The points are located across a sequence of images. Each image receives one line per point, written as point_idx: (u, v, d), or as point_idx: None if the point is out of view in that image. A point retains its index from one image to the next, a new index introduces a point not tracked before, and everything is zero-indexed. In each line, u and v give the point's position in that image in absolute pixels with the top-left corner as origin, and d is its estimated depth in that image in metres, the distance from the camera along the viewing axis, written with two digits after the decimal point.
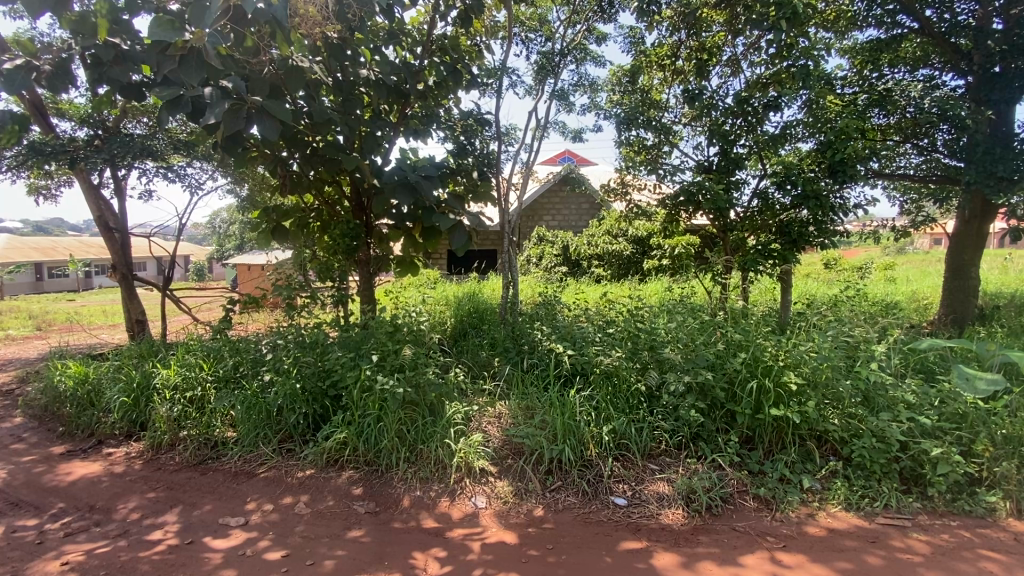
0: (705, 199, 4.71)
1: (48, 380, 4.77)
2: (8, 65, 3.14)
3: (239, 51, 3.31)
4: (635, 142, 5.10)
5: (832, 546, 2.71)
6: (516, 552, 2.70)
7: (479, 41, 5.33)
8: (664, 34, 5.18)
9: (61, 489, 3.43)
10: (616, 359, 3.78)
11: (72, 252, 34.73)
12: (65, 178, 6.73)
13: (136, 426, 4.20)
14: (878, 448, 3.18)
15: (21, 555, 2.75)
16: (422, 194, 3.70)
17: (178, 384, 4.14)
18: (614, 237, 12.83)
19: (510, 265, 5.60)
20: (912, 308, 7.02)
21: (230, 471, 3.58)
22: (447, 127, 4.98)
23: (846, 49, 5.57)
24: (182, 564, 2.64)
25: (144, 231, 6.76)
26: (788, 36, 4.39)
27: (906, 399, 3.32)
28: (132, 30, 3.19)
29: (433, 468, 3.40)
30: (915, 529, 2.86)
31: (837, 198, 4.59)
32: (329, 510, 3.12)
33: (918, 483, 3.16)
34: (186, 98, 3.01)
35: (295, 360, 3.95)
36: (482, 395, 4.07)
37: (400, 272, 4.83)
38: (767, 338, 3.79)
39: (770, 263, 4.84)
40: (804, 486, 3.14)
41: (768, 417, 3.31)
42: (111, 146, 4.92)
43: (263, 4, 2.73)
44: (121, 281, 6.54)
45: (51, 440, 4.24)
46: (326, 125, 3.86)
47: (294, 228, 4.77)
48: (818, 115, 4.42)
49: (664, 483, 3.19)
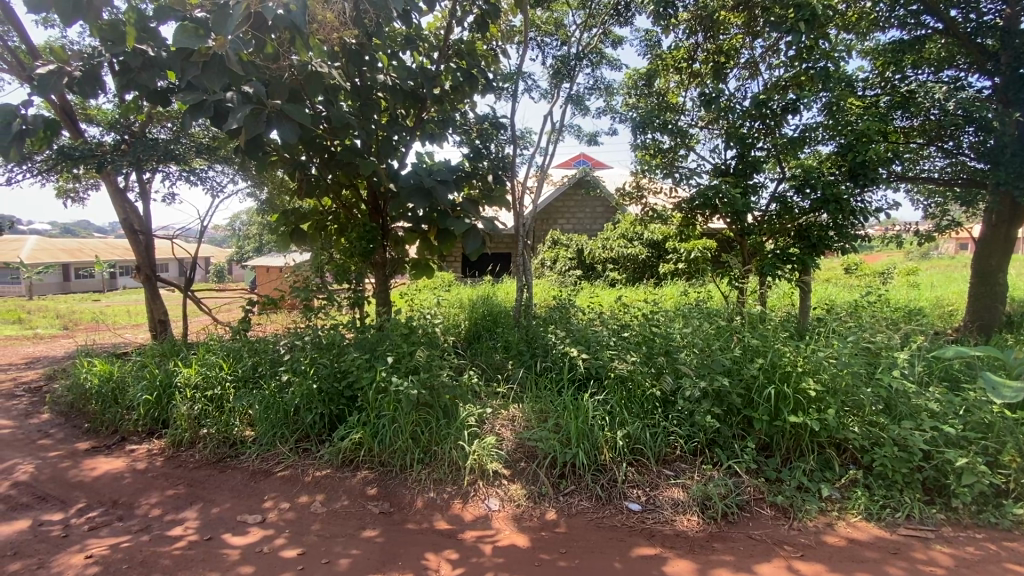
0: (722, 202, 4.67)
1: (75, 378, 4.92)
2: (41, 69, 3.26)
3: (260, 58, 3.39)
4: (651, 145, 5.13)
5: (852, 557, 2.65)
6: (529, 556, 2.69)
7: (495, 45, 5.29)
8: (681, 37, 5.16)
9: (86, 484, 3.52)
10: (631, 364, 3.76)
11: (100, 254, 35.88)
12: (93, 182, 6.96)
13: (157, 424, 4.29)
14: (901, 457, 3.10)
15: (47, 548, 2.83)
16: (437, 198, 3.73)
17: (198, 383, 4.22)
18: (630, 241, 12.87)
19: (525, 268, 5.63)
20: (936, 314, 6.84)
21: (247, 470, 3.62)
22: (463, 132, 5.01)
23: (868, 49, 5.46)
24: (202, 559, 2.69)
25: (168, 233, 6.90)
26: (807, 39, 4.36)
27: (930, 407, 3.22)
28: (159, 38, 3.30)
29: (447, 469, 3.41)
30: (939, 541, 2.79)
31: (858, 201, 4.50)
32: (344, 509, 3.16)
33: (942, 494, 3.08)
34: (209, 103, 3.08)
35: (312, 360, 3.99)
36: (496, 398, 4.05)
37: (415, 275, 4.89)
38: (785, 344, 3.74)
39: (789, 268, 4.74)
40: (823, 495, 3.08)
41: (786, 423, 3.27)
42: (136, 150, 5.05)
43: (282, 11, 2.86)
44: (144, 282, 6.68)
45: (76, 436, 4.36)
46: (344, 129, 3.94)
47: (312, 231, 4.94)
48: (838, 118, 4.33)
49: (678, 490, 3.16)
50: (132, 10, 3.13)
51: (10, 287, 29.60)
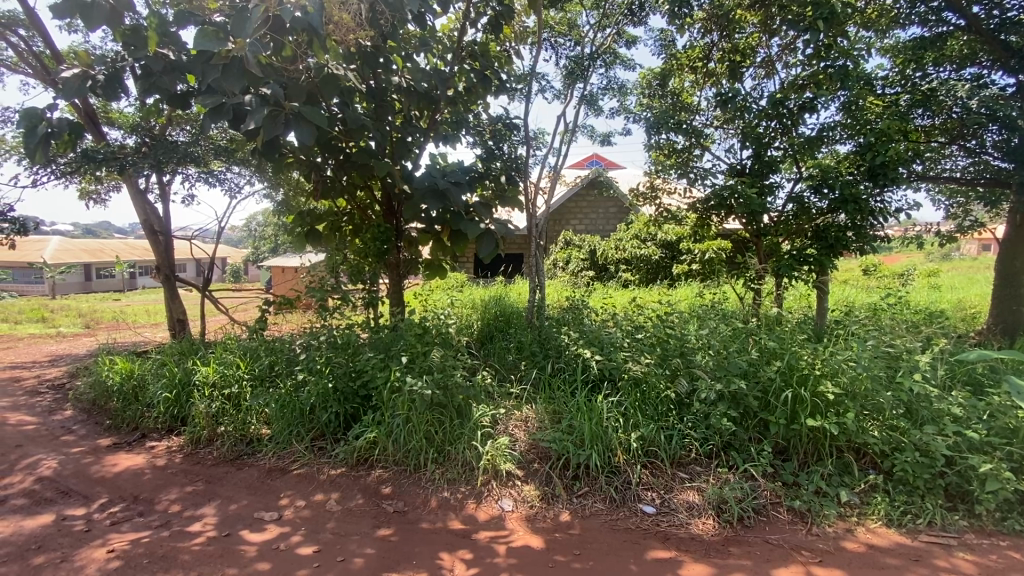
0: (738, 203, 4.62)
1: (98, 375, 5.03)
2: (65, 73, 3.32)
3: (278, 60, 3.43)
4: (665, 145, 5.11)
5: (872, 563, 2.60)
6: (543, 557, 2.68)
7: (509, 46, 5.26)
8: (696, 36, 5.15)
9: (107, 480, 3.60)
10: (645, 366, 3.72)
11: (120, 254, 36.66)
12: (115, 183, 7.11)
13: (176, 422, 4.37)
14: (923, 463, 3.03)
15: (70, 542, 2.90)
16: (450, 200, 3.74)
17: (216, 381, 4.29)
18: (643, 241, 12.82)
19: (538, 269, 5.63)
20: (958, 317, 6.69)
21: (264, 468, 3.67)
22: (476, 133, 5.03)
23: (887, 48, 5.40)
24: (221, 555, 2.73)
25: (186, 233, 7.01)
26: (825, 37, 4.29)
27: (954, 412, 3.15)
28: (179, 42, 3.37)
29: (460, 469, 3.43)
30: (962, 548, 2.73)
31: (877, 202, 4.42)
32: (359, 507, 3.18)
33: (965, 501, 3.01)
34: (227, 106, 3.12)
35: (327, 360, 4.03)
36: (510, 399, 4.04)
37: (429, 276, 4.92)
38: (803, 346, 3.69)
39: (806, 270, 4.66)
40: (841, 500, 3.03)
41: (804, 427, 3.22)
42: (157, 152, 5.14)
43: (300, 13, 2.91)
44: (164, 281, 6.80)
45: (98, 433, 4.45)
46: (360, 131, 3.99)
47: (327, 232, 5.00)
48: (856, 117, 4.32)
49: (694, 493, 3.13)
50: (154, 16, 3.19)
51: (34, 286, 30.31)
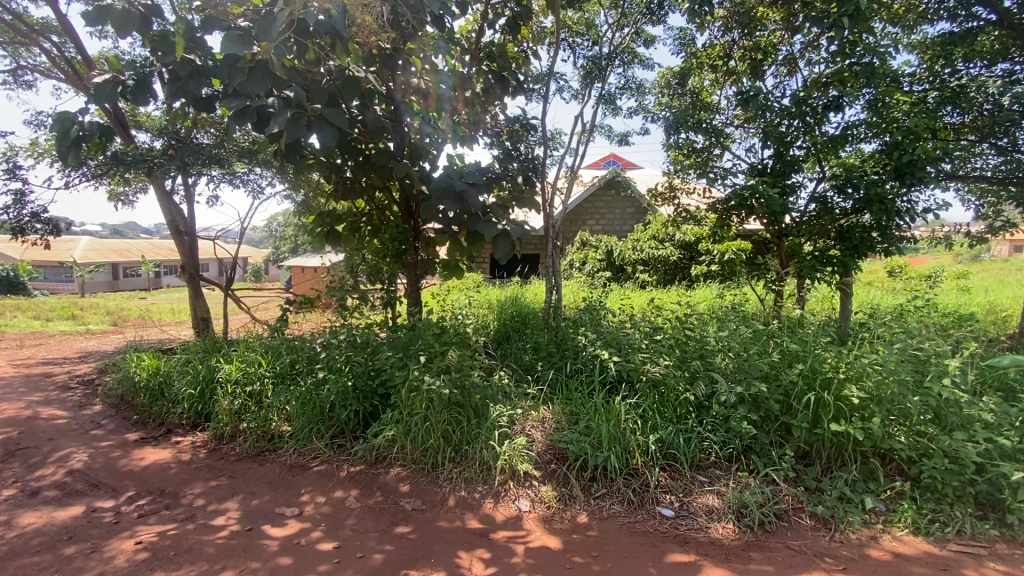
0: (759, 203, 4.54)
1: (126, 371, 5.17)
2: (97, 79, 3.41)
3: (301, 63, 3.49)
4: (684, 144, 4.97)
5: (898, 571, 2.54)
6: (560, 558, 2.68)
7: (526, 47, 5.20)
8: (716, 34, 5.09)
9: (135, 473, 3.70)
10: (663, 368, 3.68)
11: (145, 254, 37.60)
12: (142, 185, 7.31)
13: (201, 417, 4.47)
14: (953, 470, 2.94)
15: (100, 533, 2.99)
16: (468, 200, 3.76)
17: (238, 378, 4.38)
18: (660, 242, 12.71)
19: (555, 269, 5.62)
20: (990, 320, 6.47)
21: (285, 464, 3.73)
22: (493, 134, 5.01)
23: (914, 44, 5.17)
24: (244, 549, 2.79)
25: (210, 234, 7.16)
26: (850, 33, 4.21)
27: (985, 418, 3.05)
28: (205, 47, 3.46)
29: (477, 469, 3.44)
30: (993, 558, 2.65)
31: (904, 201, 4.32)
32: (377, 505, 3.21)
33: (996, 509, 2.92)
34: (252, 108, 3.18)
35: (347, 359, 4.09)
36: (527, 399, 4.04)
37: (446, 276, 4.95)
38: (826, 349, 3.62)
39: (829, 271, 4.57)
40: (866, 507, 2.96)
41: (827, 431, 3.16)
42: (183, 154, 5.27)
43: (324, 16, 2.99)
44: (189, 280, 6.96)
45: (126, 427, 4.57)
46: (380, 133, 4.04)
47: (346, 232, 5.06)
48: (883, 115, 4.20)
49: (713, 496, 3.10)
50: (181, 22, 3.28)
51: (64, 284, 31.22)
